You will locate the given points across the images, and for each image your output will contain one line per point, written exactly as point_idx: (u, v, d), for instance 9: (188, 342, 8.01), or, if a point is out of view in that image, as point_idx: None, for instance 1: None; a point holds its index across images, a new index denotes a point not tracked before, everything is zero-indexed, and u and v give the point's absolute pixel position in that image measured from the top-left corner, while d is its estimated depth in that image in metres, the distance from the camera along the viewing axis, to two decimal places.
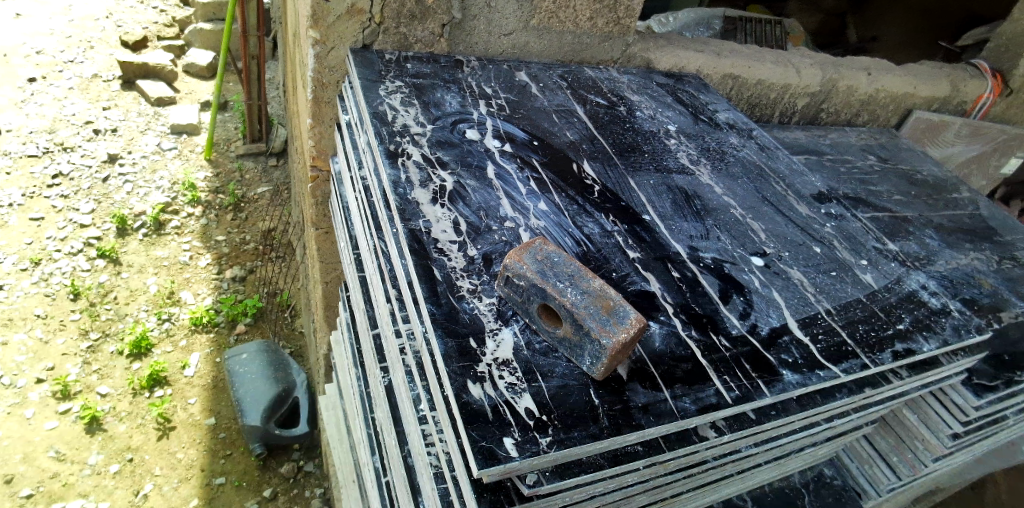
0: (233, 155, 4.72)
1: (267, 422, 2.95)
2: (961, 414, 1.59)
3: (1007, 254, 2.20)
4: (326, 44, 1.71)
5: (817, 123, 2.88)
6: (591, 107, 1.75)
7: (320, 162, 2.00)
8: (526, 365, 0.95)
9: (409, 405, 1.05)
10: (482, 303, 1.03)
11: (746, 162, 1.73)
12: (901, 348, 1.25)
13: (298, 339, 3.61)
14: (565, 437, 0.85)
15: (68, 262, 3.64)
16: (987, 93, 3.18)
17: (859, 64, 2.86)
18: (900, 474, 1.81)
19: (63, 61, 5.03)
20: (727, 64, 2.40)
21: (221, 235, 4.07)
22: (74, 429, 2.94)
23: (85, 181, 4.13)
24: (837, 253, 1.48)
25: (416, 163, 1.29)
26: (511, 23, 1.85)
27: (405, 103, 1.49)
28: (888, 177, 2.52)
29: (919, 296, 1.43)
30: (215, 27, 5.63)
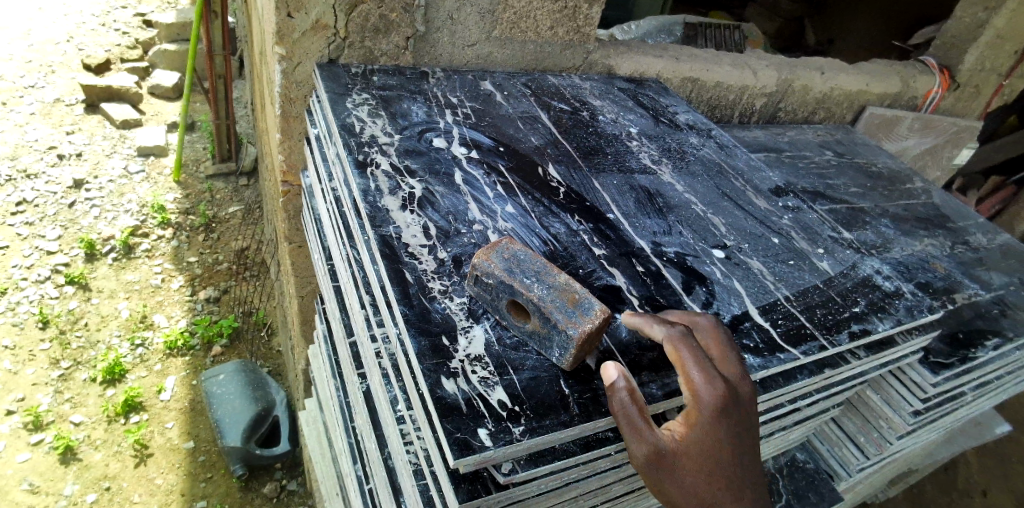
0: (202, 175, 4.68)
1: (248, 442, 2.93)
2: (920, 391, 1.67)
3: (959, 239, 2.31)
4: (292, 59, 1.74)
5: (776, 122, 2.99)
6: (555, 113, 1.80)
7: (290, 177, 2.01)
8: (497, 359, 0.98)
9: (387, 407, 1.07)
10: (453, 302, 1.06)
11: (706, 161, 1.80)
12: (858, 329, 1.32)
13: (276, 358, 3.56)
14: (537, 425, 0.89)
15: (35, 290, 3.56)
16: (935, 87, 3.33)
17: (813, 64, 2.98)
18: (868, 453, 1.87)
19: (23, 86, 4.94)
20: (685, 68, 2.48)
21: (193, 257, 4.02)
22: (48, 460, 2.87)
23: (51, 207, 4.06)
24: (794, 243, 1.55)
25: (385, 173, 1.32)
26: (473, 34, 1.89)
27: (372, 114, 1.52)
28: (846, 171, 2.63)
29: (873, 281, 1.51)
30: (180, 47, 5.60)
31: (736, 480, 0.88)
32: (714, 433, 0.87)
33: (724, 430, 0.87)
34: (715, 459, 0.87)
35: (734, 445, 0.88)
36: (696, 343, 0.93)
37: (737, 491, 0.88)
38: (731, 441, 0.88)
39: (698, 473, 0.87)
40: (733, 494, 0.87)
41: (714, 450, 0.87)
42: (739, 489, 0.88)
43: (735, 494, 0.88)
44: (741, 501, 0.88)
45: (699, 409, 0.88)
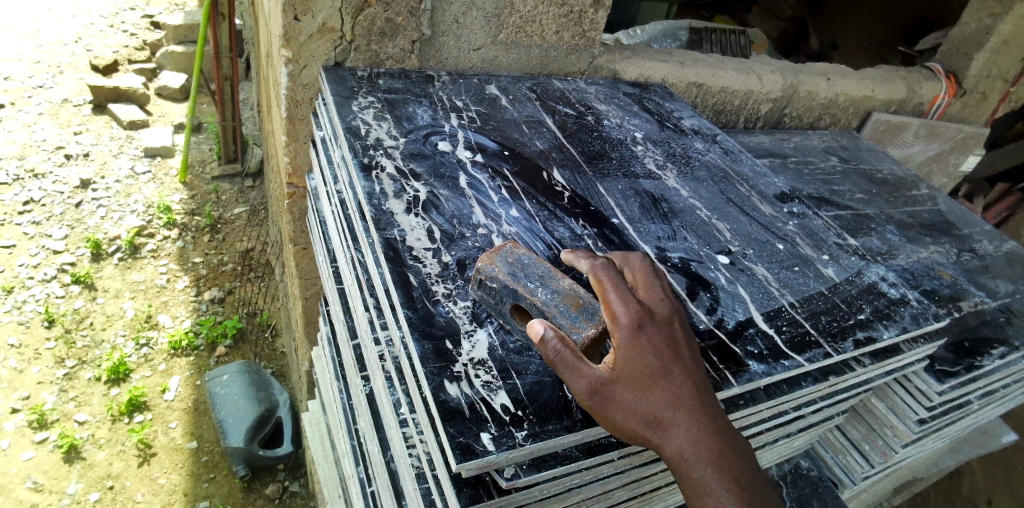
0: (208, 177, 4.70)
1: (250, 443, 2.93)
2: (925, 400, 1.66)
3: (965, 246, 2.30)
4: (299, 62, 1.75)
5: (781, 127, 2.98)
6: (560, 117, 1.81)
7: (296, 179, 2.02)
8: (500, 363, 0.98)
9: (390, 409, 1.07)
10: (457, 306, 1.06)
11: (711, 166, 1.80)
12: (862, 337, 1.31)
13: (280, 359, 3.57)
14: (540, 430, 0.89)
15: (41, 289, 3.58)
16: (941, 94, 3.33)
17: (818, 70, 2.97)
18: (873, 461, 1.86)
19: (31, 87, 4.98)
20: (690, 72, 2.48)
21: (199, 258, 4.04)
22: (52, 458, 2.88)
23: (58, 206, 4.08)
24: (799, 249, 1.55)
25: (390, 176, 1.33)
26: (479, 38, 1.90)
27: (377, 117, 1.52)
28: (851, 177, 2.62)
29: (878, 288, 1.50)
30: (187, 49, 5.64)
31: (676, 393, 0.85)
32: (639, 347, 0.84)
33: (649, 342, 0.85)
34: (649, 374, 0.84)
35: (664, 355, 0.86)
36: (606, 268, 0.92)
37: (682, 403, 0.85)
38: (660, 352, 0.86)
39: (637, 391, 0.84)
40: (679, 406, 0.85)
41: (642, 358, 0.84)
42: (683, 401, 0.86)
43: (680, 405, 0.85)
44: (688, 412, 0.85)
45: (620, 327, 0.85)
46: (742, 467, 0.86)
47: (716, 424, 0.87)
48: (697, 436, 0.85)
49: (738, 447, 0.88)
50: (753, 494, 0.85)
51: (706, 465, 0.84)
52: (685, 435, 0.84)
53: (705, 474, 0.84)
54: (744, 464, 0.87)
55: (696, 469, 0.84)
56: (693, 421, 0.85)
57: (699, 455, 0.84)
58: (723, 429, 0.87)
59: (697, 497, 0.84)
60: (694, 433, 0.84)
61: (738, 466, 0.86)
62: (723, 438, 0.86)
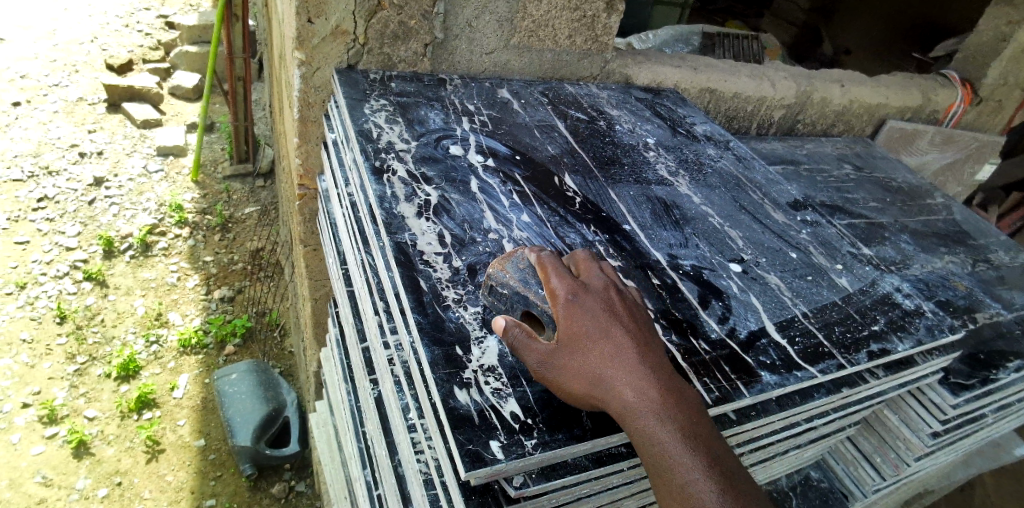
0: (219, 176, 4.73)
1: (257, 442, 2.94)
2: (939, 413, 1.64)
3: (981, 256, 2.27)
4: (311, 64, 1.75)
5: (794, 134, 2.96)
6: (572, 122, 1.80)
7: (307, 181, 2.03)
8: (511, 370, 0.98)
9: (399, 414, 1.07)
10: (467, 312, 1.05)
11: (723, 173, 1.79)
12: (876, 349, 1.29)
13: (288, 359, 3.58)
14: (549, 439, 0.88)
15: (54, 285, 3.62)
16: (958, 101, 3.28)
17: (832, 76, 2.95)
18: (884, 474, 1.82)
19: (48, 85, 5.04)
20: (703, 78, 2.47)
21: (209, 256, 4.06)
22: (62, 454, 2.91)
23: (71, 204, 4.12)
24: (813, 258, 1.53)
25: (401, 179, 1.33)
26: (492, 42, 1.89)
27: (389, 120, 1.53)
28: (865, 185, 2.59)
29: (893, 298, 1.48)
30: (201, 49, 5.69)
31: (618, 347, 0.86)
32: (576, 309, 0.88)
33: (587, 305, 0.89)
34: (587, 331, 0.87)
35: (600, 316, 0.88)
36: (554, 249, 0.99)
37: (623, 357, 0.85)
38: (597, 314, 0.88)
39: (578, 355, 0.86)
40: (620, 360, 0.85)
41: (575, 322, 0.87)
42: (625, 354, 0.85)
43: (622, 359, 0.85)
44: (630, 365, 0.84)
45: (560, 296, 0.91)
46: (697, 419, 0.82)
47: (664, 377, 0.85)
48: (641, 387, 0.83)
49: (693, 403, 0.84)
50: (710, 445, 0.80)
51: (653, 415, 0.81)
52: (628, 387, 0.83)
53: (652, 427, 0.80)
54: (699, 419, 0.82)
55: (643, 420, 0.81)
56: (636, 374, 0.84)
57: (644, 406, 0.82)
58: (673, 383, 0.85)
59: (649, 451, 0.80)
60: (637, 385, 0.83)
61: (692, 418, 0.82)
62: (672, 391, 0.83)
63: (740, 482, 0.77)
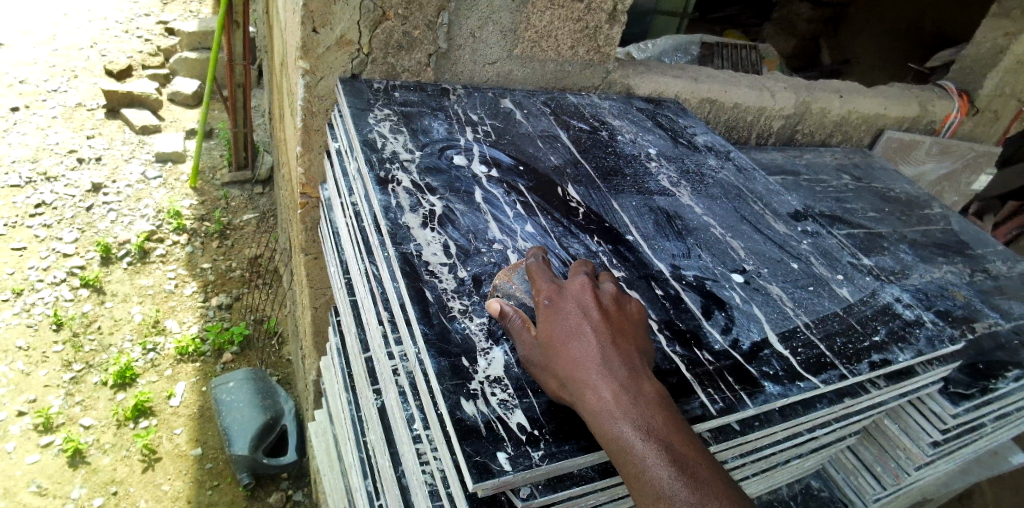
0: (218, 183, 4.74)
1: (255, 451, 2.93)
2: (939, 422, 1.64)
3: (978, 266, 2.29)
4: (315, 74, 1.76)
5: (793, 144, 2.98)
6: (575, 132, 1.81)
7: (309, 189, 2.03)
8: (517, 381, 0.98)
9: (403, 425, 1.06)
10: (473, 322, 1.06)
11: (725, 183, 1.80)
12: (877, 359, 1.30)
13: (286, 367, 3.57)
14: (556, 450, 0.88)
15: (51, 292, 3.61)
16: (954, 112, 3.31)
17: (831, 87, 2.97)
18: (885, 483, 1.82)
19: (46, 90, 5.05)
20: (703, 89, 2.48)
21: (207, 263, 4.06)
22: (57, 463, 2.88)
23: (69, 210, 4.12)
24: (814, 268, 1.54)
25: (406, 190, 1.33)
26: (495, 52, 1.91)
27: (393, 130, 1.53)
28: (863, 195, 2.60)
29: (893, 309, 1.49)
30: (201, 56, 5.71)
31: (580, 351, 0.92)
32: (547, 319, 0.97)
33: (558, 314, 0.98)
34: (555, 338, 0.95)
35: (571, 319, 0.96)
36: (538, 263, 1.09)
37: (584, 359, 0.91)
38: (566, 321, 0.96)
39: (549, 354, 0.94)
40: (580, 362, 0.91)
41: (549, 324, 0.97)
42: (585, 357, 0.92)
43: (583, 361, 0.91)
44: (590, 365, 0.91)
45: (538, 308, 1.01)
46: (654, 413, 0.86)
47: (624, 376, 0.90)
48: (598, 385, 0.89)
49: (653, 398, 0.89)
50: (666, 436, 0.84)
51: (608, 411, 0.86)
52: (586, 385, 0.89)
53: (611, 419, 0.85)
54: (657, 411, 0.87)
55: (600, 417, 0.86)
56: (596, 374, 0.90)
57: (601, 403, 0.87)
58: (634, 382, 0.90)
59: (608, 447, 0.85)
60: (597, 385, 0.89)
61: (648, 412, 0.86)
62: (629, 389, 0.89)
63: (695, 468, 0.81)
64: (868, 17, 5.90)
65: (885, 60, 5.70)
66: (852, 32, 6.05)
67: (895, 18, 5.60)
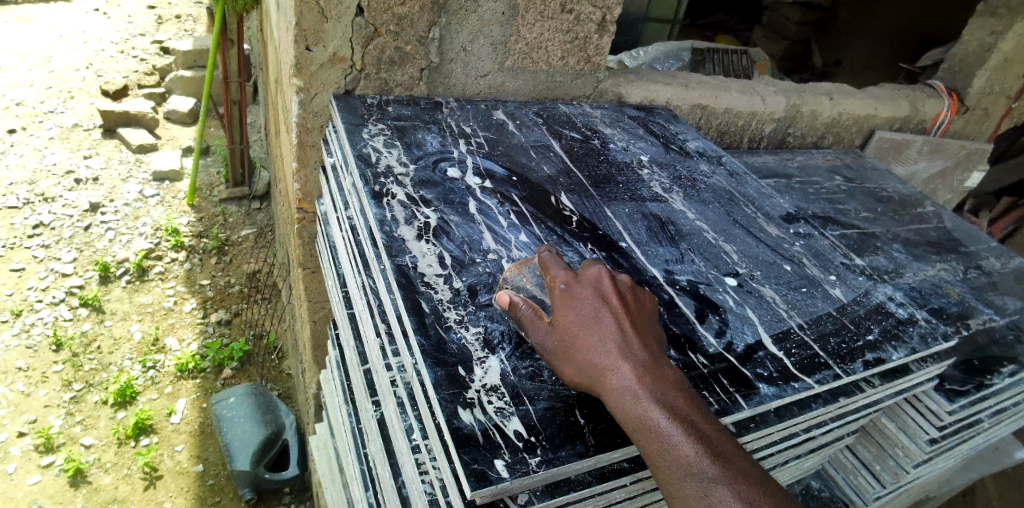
0: (216, 199, 4.76)
1: (256, 467, 2.93)
2: (936, 419, 1.65)
3: (972, 263, 2.30)
4: (309, 91, 1.79)
5: (785, 147, 3.01)
6: (567, 142, 1.83)
7: (306, 204, 2.05)
8: (513, 389, 0.99)
9: (403, 435, 1.08)
10: (469, 332, 1.07)
11: (717, 188, 1.81)
12: (872, 358, 1.31)
13: (287, 381, 3.57)
14: (553, 456, 0.89)
15: (50, 312, 3.61)
16: (944, 111, 3.34)
17: (821, 89, 3.00)
18: (884, 482, 1.83)
19: (43, 112, 5.07)
20: (694, 95, 2.51)
21: (206, 280, 4.07)
22: (58, 483, 2.88)
23: (67, 230, 4.13)
24: (806, 270, 1.56)
25: (400, 202, 1.35)
26: (487, 65, 1.94)
27: (387, 144, 1.55)
28: (855, 196, 2.63)
29: (886, 308, 1.50)
30: (196, 74, 5.75)
31: (598, 336, 0.96)
32: (564, 306, 1.01)
33: (574, 300, 1.02)
34: (572, 323, 0.99)
35: (588, 305, 1.01)
36: (551, 254, 1.14)
37: (604, 342, 0.95)
38: (583, 307, 1.00)
39: (569, 339, 0.98)
40: (600, 346, 0.95)
41: (566, 310, 1.01)
42: (606, 340, 0.95)
43: (603, 346, 0.95)
44: (611, 350, 0.94)
45: (553, 293, 1.05)
46: (676, 395, 0.90)
47: (644, 359, 0.94)
48: (620, 368, 0.92)
49: (672, 380, 0.93)
50: (689, 416, 0.88)
51: (631, 392, 0.90)
52: (608, 368, 0.93)
53: (635, 400, 0.89)
54: (677, 393, 0.91)
55: (624, 398, 0.90)
56: (617, 358, 0.93)
57: (624, 384, 0.91)
58: (653, 364, 0.94)
59: (634, 427, 0.88)
60: (618, 367, 0.92)
61: (670, 393, 0.90)
62: (650, 371, 0.92)
63: (718, 445, 0.85)
64: (867, 15, 5.82)
65: (881, 62, 5.70)
66: (854, 31, 5.95)
67: (895, 18, 5.55)
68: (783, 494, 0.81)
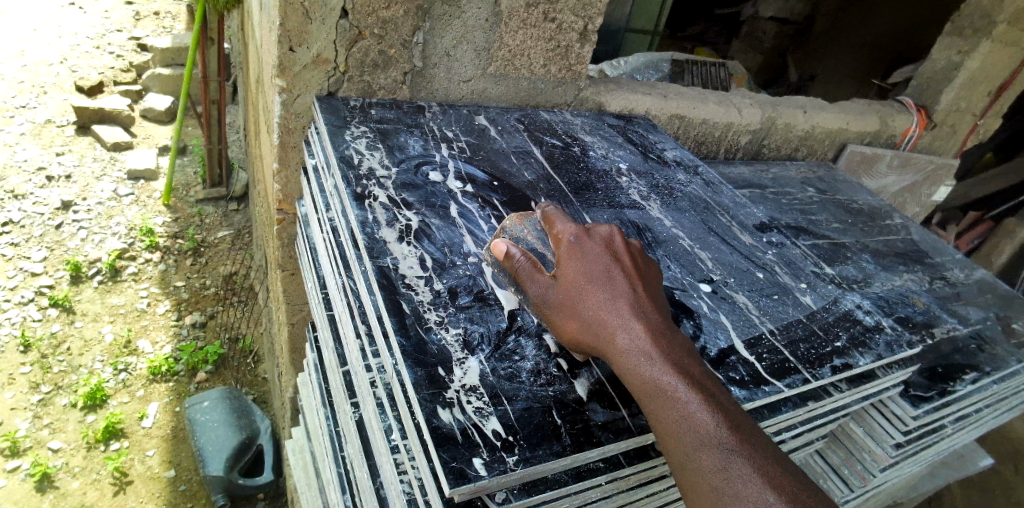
0: (192, 200, 4.69)
1: (230, 472, 2.89)
2: (901, 424, 1.70)
3: (937, 274, 2.39)
4: (292, 92, 1.79)
5: (761, 158, 3.08)
6: (547, 148, 1.86)
7: (285, 205, 2.04)
8: (491, 390, 1.00)
9: (381, 436, 1.08)
10: (449, 334, 1.08)
11: (693, 197, 1.86)
12: (840, 363, 1.36)
13: (262, 385, 3.52)
14: (531, 455, 0.91)
15: (18, 312, 3.52)
16: (913, 126, 3.45)
17: (796, 103, 3.09)
18: (852, 486, 1.88)
19: (14, 107, 4.96)
20: (673, 105, 2.56)
21: (181, 281, 4.01)
22: (24, 488, 2.80)
23: (37, 228, 4.04)
24: (778, 277, 1.60)
25: (382, 205, 1.36)
26: (470, 70, 1.96)
27: (370, 146, 1.56)
28: (827, 207, 2.70)
29: (854, 315, 1.55)
30: (174, 72, 5.67)
31: (609, 296, 1.01)
32: (573, 262, 1.06)
33: (584, 257, 1.07)
34: (582, 281, 1.04)
35: (599, 265, 1.05)
36: (553, 210, 1.18)
37: (617, 304, 1.00)
38: (593, 265, 1.05)
39: (578, 296, 1.03)
40: (613, 308, 1.00)
41: (575, 266, 1.06)
42: (618, 301, 1.01)
43: (615, 307, 1.00)
44: (624, 312, 0.99)
45: (560, 249, 1.09)
46: (689, 363, 0.95)
47: (656, 324, 0.99)
48: (633, 330, 0.97)
49: (683, 347, 0.98)
50: (702, 384, 0.93)
51: (644, 355, 0.95)
52: (621, 329, 0.98)
53: (650, 363, 0.94)
54: (690, 362, 0.96)
55: (638, 359, 0.95)
56: (631, 320, 0.98)
57: (637, 346, 0.96)
58: (665, 330, 0.99)
59: (648, 390, 0.93)
60: (632, 330, 0.97)
61: (683, 360, 0.95)
62: (663, 336, 0.97)
63: (732, 415, 0.89)
64: (865, 15, 5.75)
65: (883, 61, 5.62)
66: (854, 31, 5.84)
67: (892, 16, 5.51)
68: (789, 462, 0.87)
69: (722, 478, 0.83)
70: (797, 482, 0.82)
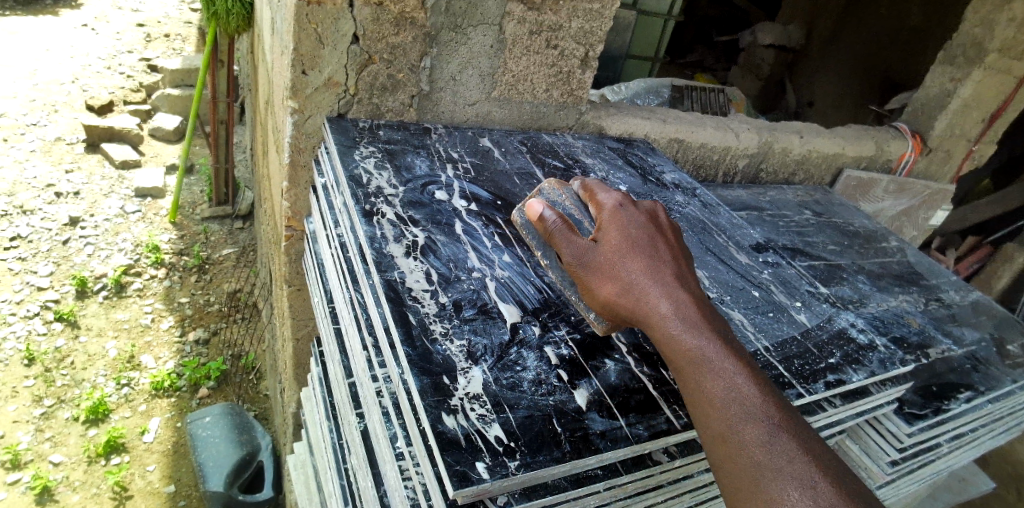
0: (198, 217, 4.77)
1: (230, 488, 2.90)
2: (896, 441, 1.73)
3: (933, 295, 2.43)
4: (303, 113, 1.85)
5: (758, 181, 3.14)
6: (549, 169, 1.92)
7: (294, 222, 2.09)
8: (494, 398, 1.04)
9: (387, 443, 1.12)
10: (453, 345, 1.12)
11: (690, 218, 1.91)
12: (833, 379, 1.39)
13: (263, 402, 3.55)
14: (531, 460, 0.95)
15: (23, 326, 3.56)
16: (909, 151, 3.52)
17: (792, 128, 3.16)
18: None
19: (26, 124, 5.06)
20: (672, 129, 2.63)
21: (185, 297, 4.05)
22: (23, 501, 2.80)
23: (45, 243, 4.10)
24: (773, 296, 1.65)
25: (390, 221, 1.41)
26: (475, 94, 2.03)
27: (378, 166, 1.62)
28: (824, 230, 2.75)
29: (847, 333, 1.59)
30: (183, 92, 5.79)
31: (652, 266, 1.07)
32: (619, 234, 1.13)
33: (628, 230, 1.14)
34: (625, 250, 1.10)
35: (643, 239, 1.12)
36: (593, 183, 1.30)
37: (660, 274, 1.06)
38: (638, 239, 1.12)
39: (621, 263, 1.09)
40: (657, 278, 1.06)
41: (618, 236, 1.13)
42: (661, 273, 1.06)
43: (658, 279, 1.06)
44: (666, 283, 1.05)
45: (603, 218, 1.18)
46: (731, 341, 0.98)
47: (698, 301, 1.04)
48: (674, 301, 1.02)
49: (723, 326, 1.02)
50: (746, 361, 0.95)
51: (688, 325, 0.99)
52: (662, 298, 1.03)
53: (694, 332, 0.98)
54: (733, 341, 0.99)
55: (680, 328, 0.99)
56: (673, 291, 1.04)
57: (678, 314, 1.00)
58: (706, 308, 1.03)
59: (691, 357, 0.95)
60: (674, 301, 1.02)
61: (726, 336, 0.98)
62: (705, 313, 1.02)
63: (775, 394, 0.91)
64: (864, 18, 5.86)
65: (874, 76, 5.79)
66: (854, 33, 5.94)
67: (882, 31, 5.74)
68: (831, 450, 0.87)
69: (765, 449, 0.83)
70: (840, 462, 0.82)
